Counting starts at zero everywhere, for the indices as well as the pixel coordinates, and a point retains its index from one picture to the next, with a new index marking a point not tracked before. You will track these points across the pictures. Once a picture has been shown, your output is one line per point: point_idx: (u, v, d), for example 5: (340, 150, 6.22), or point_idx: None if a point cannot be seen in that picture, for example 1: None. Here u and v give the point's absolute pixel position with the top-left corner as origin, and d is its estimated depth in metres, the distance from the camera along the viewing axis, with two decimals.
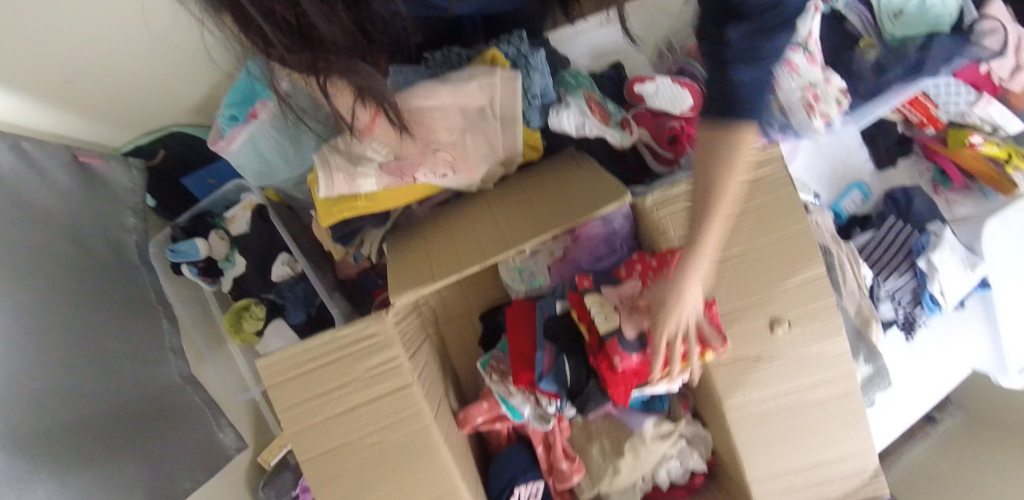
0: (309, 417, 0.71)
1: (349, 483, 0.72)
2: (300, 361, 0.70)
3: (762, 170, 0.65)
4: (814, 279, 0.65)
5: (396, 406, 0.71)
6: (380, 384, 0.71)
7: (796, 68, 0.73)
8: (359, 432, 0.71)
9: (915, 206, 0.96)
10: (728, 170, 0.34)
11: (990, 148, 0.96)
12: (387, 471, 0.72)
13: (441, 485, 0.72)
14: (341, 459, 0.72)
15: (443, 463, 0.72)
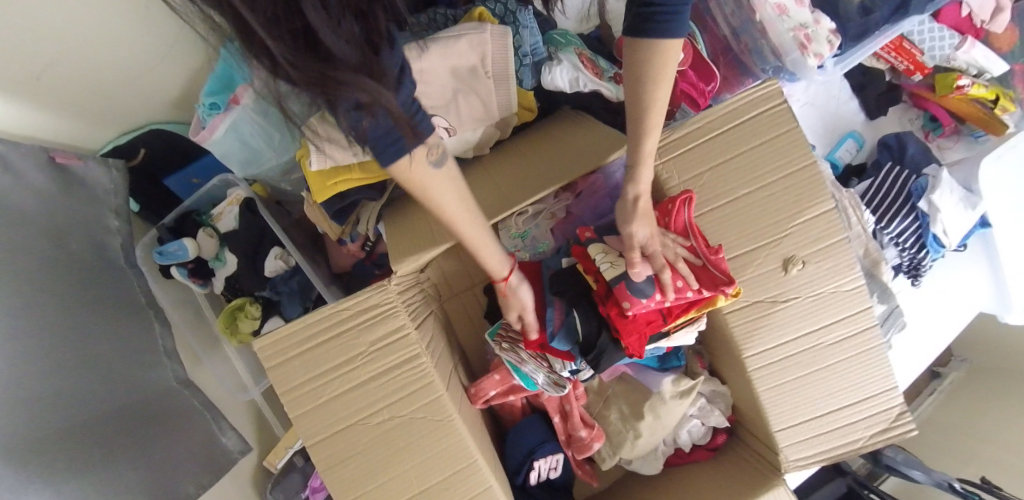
0: (315, 394, 0.69)
1: (359, 465, 0.69)
2: (303, 336, 0.69)
3: (762, 104, 0.62)
4: (825, 214, 0.62)
5: (403, 379, 0.69)
6: (386, 356, 0.69)
7: (784, 10, 0.74)
8: (367, 408, 0.69)
9: (909, 151, 0.96)
10: (662, 54, 0.50)
11: (977, 90, 0.97)
12: (398, 450, 0.69)
13: (454, 462, 0.69)
14: (350, 437, 0.70)
15: (456, 437, 0.69)
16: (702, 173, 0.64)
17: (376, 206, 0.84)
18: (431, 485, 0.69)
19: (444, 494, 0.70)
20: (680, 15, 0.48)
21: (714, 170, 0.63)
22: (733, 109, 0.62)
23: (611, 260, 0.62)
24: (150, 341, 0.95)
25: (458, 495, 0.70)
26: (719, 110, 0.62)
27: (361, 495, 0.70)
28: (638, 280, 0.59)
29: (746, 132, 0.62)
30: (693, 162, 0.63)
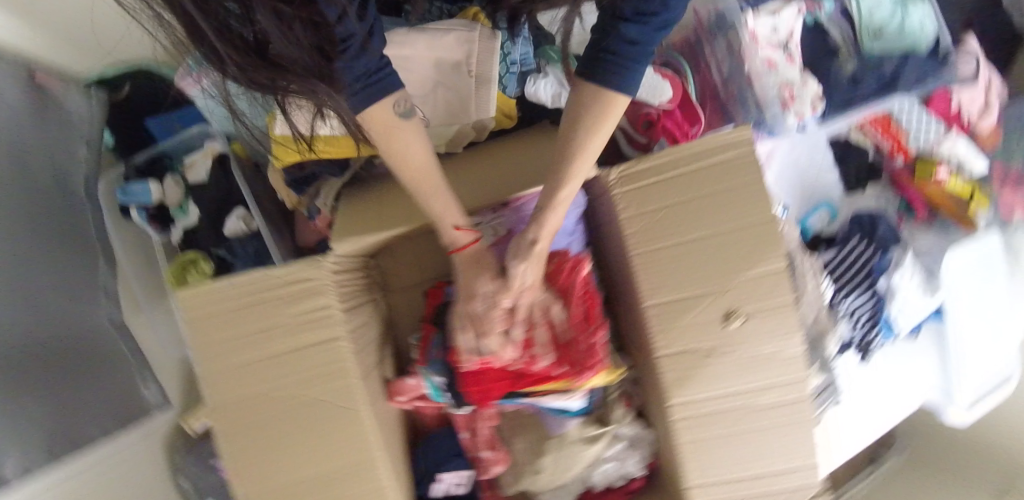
0: (226, 358, 0.67)
1: (259, 438, 0.68)
2: (224, 296, 0.66)
3: (731, 151, 0.62)
4: (771, 273, 0.62)
5: (320, 359, 0.67)
6: (307, 333, 0.67)
7: (774, 65, 0.78)
8: (277, 382, 0.67)
9: (880, 230, 0.95)
10: (602, 107, 0.52)
11: (953, 183, 0.99)
12: (301, 431, 0.68)
13: (356, 454, 0.68)
14: (252, 408, 0.68)
15: (363, 429, 0.68)
16: (657, 208, 0.62)
17: (337, 183, 0.82)
18: (328, 472, 0.68)
19: (339, 483, 0.69)
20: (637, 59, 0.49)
21: (673, 207, 0.62)
22: (699, 151, 0.62)
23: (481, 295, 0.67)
24: (94, 277, 0.95)
25: (353, 488, 0.69)
26: (687, 149, 0.62)
27: (254, 470, 0.68)
28: (489, 336, 0.64)
29: (709, 177, 0.62)
30: (655, 195, 0.62)
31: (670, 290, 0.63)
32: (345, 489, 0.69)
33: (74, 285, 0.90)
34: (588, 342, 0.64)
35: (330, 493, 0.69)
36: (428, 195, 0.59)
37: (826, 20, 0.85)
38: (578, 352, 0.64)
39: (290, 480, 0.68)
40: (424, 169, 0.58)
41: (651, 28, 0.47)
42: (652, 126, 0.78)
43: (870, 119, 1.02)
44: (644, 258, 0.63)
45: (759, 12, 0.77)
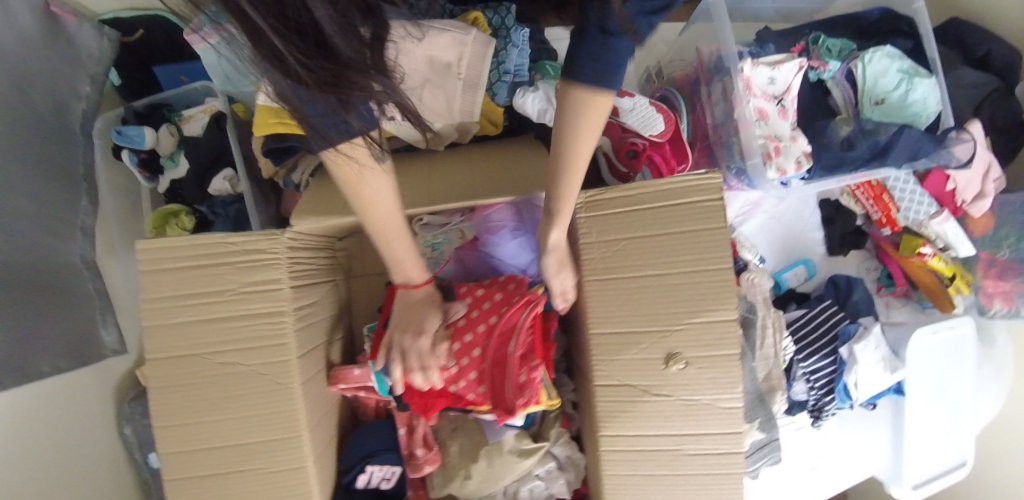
0: (170, 313, 0.67)
1: (188, 396, 0.67)
2: (178, 253, 0.66)
3: (701, 193, 0.59)
4: (721, 322, 0.59)
5: (262, 331, 0.66)
6: (253, 303, 0.66)
7: (764, 116, 0.76)
8: (215, 346, 0.67)
9: (854, 296, 0.96)
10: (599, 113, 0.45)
11: (937, 262, 0.97)
12: (231, 397, 0.67)
13: (282, 429, 0.67)
14: (187, 368, 0.67)
15: (293, 407, 0.67)
16: (619, 238, 0.61)
17: (314, 159, 0.82)
18: (251, 442, 0.67)
19: (261, 456, 0.67)
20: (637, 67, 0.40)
21: (631, 241, 0.61)
22: (666, 188, 0.60)
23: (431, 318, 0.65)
24: (73, 215, 0.88)
25: (274, 465, 0.67)
26: (658, 185, 0.60)
27: (180, 427, 0.67)
28: (419, 369, 0.62)
29: (674, 216, 0.60)
30: (616, 226, 0.61)
31: (614, 323, 0.61)
32: (266, 463, 0.67)
33: (56, 218, 0.85)
34: (521, 379, 0.64)
35: (250, 463, 0.67)
36: (392, 243, 0.56)
37: (829, 80, 0.85)
38: (510, 390, 0.64)
39: (214, 443, 0.67)
40: (393, 217, 0.53)
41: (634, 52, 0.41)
42: (637, 156, 0.79)
43: (864, 187, 0.99)
44: (594, 287, 0.62)
45: (756, 61, 0.76)
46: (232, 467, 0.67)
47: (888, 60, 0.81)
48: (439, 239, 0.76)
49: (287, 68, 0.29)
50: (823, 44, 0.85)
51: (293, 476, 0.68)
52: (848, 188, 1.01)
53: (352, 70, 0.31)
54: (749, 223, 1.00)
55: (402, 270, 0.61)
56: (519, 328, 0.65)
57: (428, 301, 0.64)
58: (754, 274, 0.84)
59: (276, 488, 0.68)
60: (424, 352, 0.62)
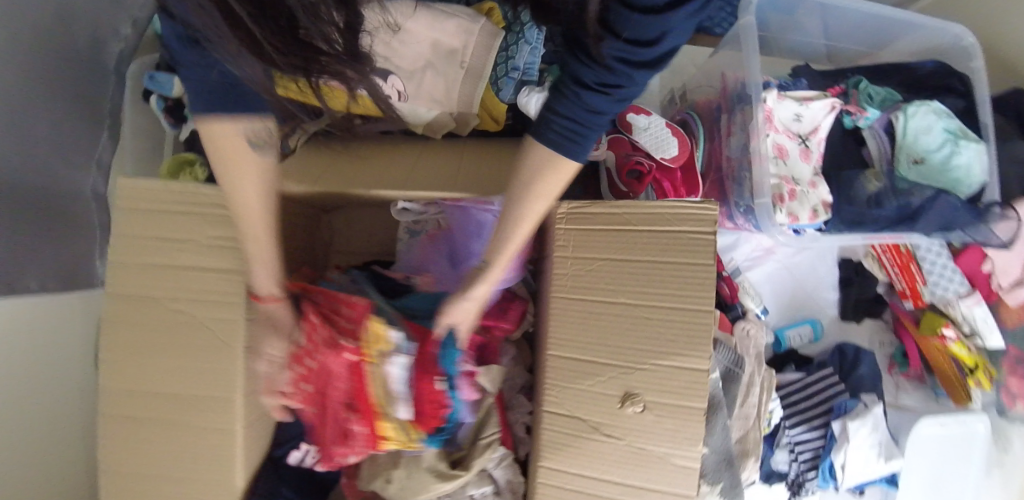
0: (130, 254, 0.63)
1: (132, 339, 0.63)
2: (148, 196, 0.63)
3: (690, 222, 0.54)
4: (694, 369, 0.53)
5: (218, 285, 0.63)
6: (212, 258, 0.63)
7: (784, 154, 0.69)
8: (166, 295, 0.63)
9: (860, 370, 0.88)
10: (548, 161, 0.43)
11: (959, 348, 0.88)
12: (173, 345, 0.63)
13: (217, 386, 0.62)
14: (135, 311, 0.64)
15: (232, 369, 0.62)
16: (594, 257, 0.56)
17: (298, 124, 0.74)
18: (184, 395, 0.63)
19: (193, 410, 0.63)
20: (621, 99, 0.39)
21: (608, 263, 0.56)
22: (652, 211, 0.55)
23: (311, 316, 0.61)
24: (94, 151, 0.79)
25: (204, 420, 0.63)
26: (647, 206, 0.55)
27: (122, 368, 0.64)
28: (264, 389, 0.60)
29: (659, 243, 0.55)
30: (595, 244, 0.57)
31: (576, 347, 0.56)
32: (198, 418, 0.63)
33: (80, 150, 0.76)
34: (347, 428, 0.58)
35: (181, 416, 0.63)
36: (259, 240, 0.54)
37: (866, 128, 0.78)
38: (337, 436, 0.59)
39: (150, 390, 0.63)
40: (260, 212, 0.53)
41: (611, 99, 0.38)
42: (641, 178, 0.74)
43: (891, 253, 0.90)
44: (559, 305, 0.57)
45: (784, 93, 0.69)
46: (162, 416, 0.63)
47: (934, 117, 0.74)
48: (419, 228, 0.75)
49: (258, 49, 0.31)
50: (864, 89, 0.78)
51: (219, 438, 0.63)
52: (873, 250, 0.92)
53: (325, 53, 0.32)
54: (758, 270, 0.93)
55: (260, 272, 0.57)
56: (337, 373, 0.55)
57: (277, 324, 0.58)
58: (751, 325, 0.78)
59: (202, 448, 0.63)
60: (274, 378, 0.58)
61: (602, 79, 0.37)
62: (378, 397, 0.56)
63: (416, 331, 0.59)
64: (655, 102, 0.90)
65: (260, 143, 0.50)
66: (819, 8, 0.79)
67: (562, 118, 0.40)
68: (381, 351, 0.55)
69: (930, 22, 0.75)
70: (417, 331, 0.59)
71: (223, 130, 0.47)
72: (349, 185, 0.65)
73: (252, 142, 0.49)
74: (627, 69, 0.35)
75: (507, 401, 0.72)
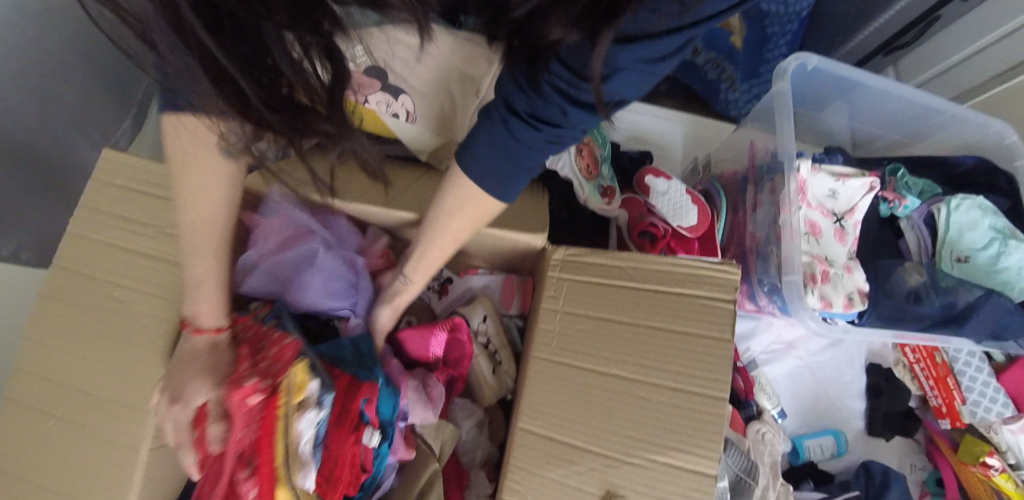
0: (87, 228, 0.56)
1: (56, 324, 0.54)
2: (129, 171, 0.57)
3: (706, 286, 0.45)
4: (695, 474, 0.42)
5: (167, 280, 0.54)
6: (169, 250, 0.55)
7: (816, 231, 0.62)
8: (110, 282, 0.55)
9: (889, 494, 0.75)
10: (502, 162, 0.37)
11: (1004, 482, 0.74)
12: (98, 335, 0.53)
13: (131, 396, 0.51)
14: (71, 292, 0.55)
15: (151, 383, 0.52)
16: (589, 317, 0.48)
17: None
18: (93, 396, 0.52)
19: (101, 418, 0.51)
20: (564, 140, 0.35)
21: (605, 323, 0.47)
22: (662, 271, 0.47)
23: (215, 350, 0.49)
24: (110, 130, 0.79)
25: (104, 432, 0.51)
26: (653, 262, 0.47)
27: (38, 351, 0.53)
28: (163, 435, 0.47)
29: (666, 308, 0.46)
30: (590, 300, 0.48)
31: (553, 421, 0.46)
32: (99, 427, 0.51)
33: (91, 123, 0.76)
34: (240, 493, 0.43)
35: (82, 422, 0.52)
36: (198, 257, 0.45)
37: (903, 219, 0.73)
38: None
39: (58, 382, 0.53)
40: (209, 229, 0.44)
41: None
42: (654, 241, 0.67)
43: (925, 362, 0.81)
44: (539, 367, 0.48)
45: (818, 167, 0.63)
46: (61, 424, 0.52)
47: (980, 213, 0.67)
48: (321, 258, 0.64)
49: (244, 106, 0.28)
50: (902, 178, 0.72)
51: (114, 457, 0.50)
52: (905, 358, 0.83)
53: (308, 108, 0.30)
54: (776, 365, 0.83)
55: (193, 300, 0.47)
56: (238, 423, 0.42)
57: (206, 358, 0.47)
58: (766, 428, 0.67)
59: (90, 470, 0.51)
60: (178, 424, 0.45)
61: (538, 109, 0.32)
62: (280, 455, 0.42)
63: (343, 382, 0.49)
64: (677, 169, 0.86)
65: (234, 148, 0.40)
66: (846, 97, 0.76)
67: (482, 148, 0.37)
68: (296, 400, 0.42)
69: (978, 118, 0.70)
70: (344, 382, 0.49)
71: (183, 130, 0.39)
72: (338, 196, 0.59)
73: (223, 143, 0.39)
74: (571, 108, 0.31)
75: (466, 476, 0.60)
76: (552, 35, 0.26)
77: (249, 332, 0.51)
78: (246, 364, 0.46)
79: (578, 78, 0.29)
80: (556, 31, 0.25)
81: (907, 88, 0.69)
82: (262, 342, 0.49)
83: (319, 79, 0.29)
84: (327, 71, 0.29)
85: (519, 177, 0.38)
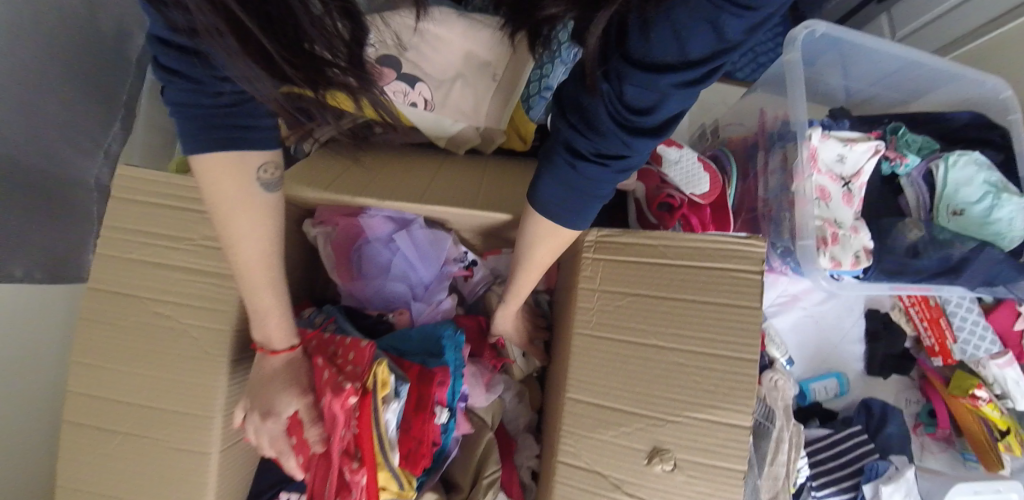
0: (117, 248, 0.58)
1: (106, 345, 0.57)
2: (146, 186, 0.58)
3: (733, 259, 0.50)
4: (730, 425, 0.48)
5: (210, 292, 0.57)
6: (207, 261, 0.57)
7: (826, 196, 0.67)
8: (152, 298, 0.57)
9: (888, 429, 0.83)
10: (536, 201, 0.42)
11: (992, 410, 0.83)
12: (152, 351, 0.56)
13: (197, 404, 0.56)
14: (116, 314, 0.57)
15: (213, 387, 0.55)
16: (631, 293, 0.52)
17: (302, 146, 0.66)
18: (160, 407, 0.56)
19: (170, 427, 0.56)
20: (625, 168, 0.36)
21: (643, 297, 0.52)
22: (692, 246, 0.51)
23: (275, 373, 0.51)
24: (102, 136, 0.76)
25: (176, 440, 0.55)
26: (681, 239, 0.51)
27: (98, 371, 0.57)
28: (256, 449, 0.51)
29: (697, 281, 0.50)
30: (625, 277, 0.53)
31: (599, 391, 0.51)
32: (169, 436, 0.56)
33: (85, 131, 0.73)
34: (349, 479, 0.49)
35: (152, 432, 0.56)
36: (257, 291, 0.47)
37: (904, 176, 0.77)
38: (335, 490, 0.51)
39: (123, 398, 0.56)
40: (262, 259, 0.46)
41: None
42: (671, 211, 0.69)
43: (919, 306, 0.87)
44: (582, 344, 0.53)
45: (828, 133, 0.67)
46: (132, 437, 0.56)
47: (975, 168, 0.72)
48: (337, 252, 0.65)
49: (266, 60, 0.28)
50: (902, 136, 0.76)
51: (190, 459, 0.55)
52: (901, 303, 0.89)
53: (331, 63, 0.31)
54: (782, 318, 0.89)
55: (262, 327, 0.50)
56: (336, 424, 0.47)
57: (287, 376, 0.51)
58: (779, 376, 0.72)
59: (170, 472, 0.55)
60: (272, 436, 0.49)
61: (601, 148, 0.34)
62: (378, 442, 0.49)
63: (414, 372, 0.55)
64: (684, 136, 0.88)
65: (271, 184, 0.43)
66: (839, 64, 0.79)
67: (556, 187, 0.38)
68: (382, 394, 0.49)
69: (973, 73, 0.73)
70: (415, 373, 0.55)
71: (219, 161, 0.40)
72: (392, 195, 0.59)
73: (260, 180, 0.42)
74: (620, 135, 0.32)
75: (514, 444, 0.66)
76: (548, 10, 0.27)
77: (315, 341, 0.55)
78: (329, 371, 0.49)
79: (622, 101, 0.31)
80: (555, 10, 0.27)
81: (907, 47, 0.71)
82: (332, 349, 0.53)
83: (338, 29, 0.29)
84: (346, 25, 0.29)
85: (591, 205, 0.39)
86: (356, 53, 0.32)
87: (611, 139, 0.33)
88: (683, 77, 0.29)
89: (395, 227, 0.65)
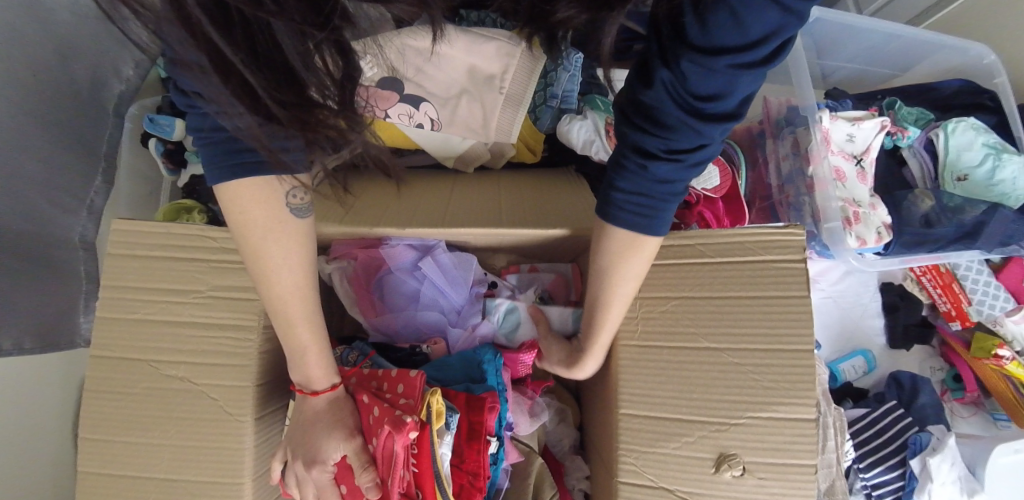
0: (121, 308, 0.54)
1: (119, 414, 0.53)
2: (144, 238, 0.55)
3: (778, 251, 0.49)
4: (796, 419, 0.46)
5: (226, 346, 0.53)
6: (220, 313, 0.54)
7: (842, 177, 0.70)
8: (163, 358, 0.53)
9: (920, 399, 0.83)
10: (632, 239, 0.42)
11: (1016, 368, 0.82)
12: (170, 418, 0.52)
13: (224, 470, 0.52)
14: (125, 380, 0.53)
15: (240, 448, 0.52)
16: (678, 300, 0.51)
17: None
18: (184, 480, 0.52)
19: (197, 497, 0.52)
20: (688, 161, 0.37)
21: (689, 301, 0.50)
22: (732, 243, 0.50)
23: (317, 418, 0.48)
24: (87, 190, 0.71)
25: None
26: (719, 235, 0.50)
27: (112, 445, 0.53)
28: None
29: (744, 276, 0.49)
30: (666, 283, 0.51)
31: (655, 403, 0.49)
32: None
33: (69, 189, 0.68)
34: None
35: None
36: (294, 327, 0.45)
37: (906, 148, 0.79)
38: None
39: (141, 472, 0.52)
40: (297, 292, 0.44)
41: (686, 165, 0.37)
42: (689, 208, 0.66)
43: (931, 273, 0.88)
44: (630, 356, 0.51)
45: (836, 115, 0.72)
46: None
47: (974, 132, 0.74)
48: (361, 282, 0.63)
49: (252, 98, 0.27)
50: (899, 110, 0.79)
51: None
52: (912, 273, 0.90)
53: (321, 104, 0.29)
54: None
55: (300, 367, 0.48)
56: (396, 464, 0.43)
57: (330, 418, 0.48)
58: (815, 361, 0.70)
59: None
60: (319, 486, 0.45)
61: (672, 144, 0.35)
62: (436, 479, 0.46)
63: (462, 400, 0.52)
64: None
65: (301, 209, 0.42)
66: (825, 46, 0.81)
67: (629, 197, 0.39)
68: (439, 425, 0.47)
69: (957, 42, 0.76)
70: (463, 401, 0.52)
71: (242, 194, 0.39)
72: (414, 223, 0.57)
73: (291, 206, 0.41)
74: (693, 123, 0.34)
75: (563, 466, 0.64)
76: (561, 11, 0.29)
77: (355, 377, 0.52)
78: (382, 406, 0.46)
79: (688, 87, 0.33)
80: (566, 11, 0.29)
81: (892, 23, 0.73)
82: (377, 383, 0.51)
83: (329, 73, 0.29)
84: (340, 65, 0.29)
85: (663, 215, 0.40)
86: (347, 93, 0.30)
87: (685, 136, 0.35)
88: (742, 59, 0.31)
89: (420, 254, 0.62)
